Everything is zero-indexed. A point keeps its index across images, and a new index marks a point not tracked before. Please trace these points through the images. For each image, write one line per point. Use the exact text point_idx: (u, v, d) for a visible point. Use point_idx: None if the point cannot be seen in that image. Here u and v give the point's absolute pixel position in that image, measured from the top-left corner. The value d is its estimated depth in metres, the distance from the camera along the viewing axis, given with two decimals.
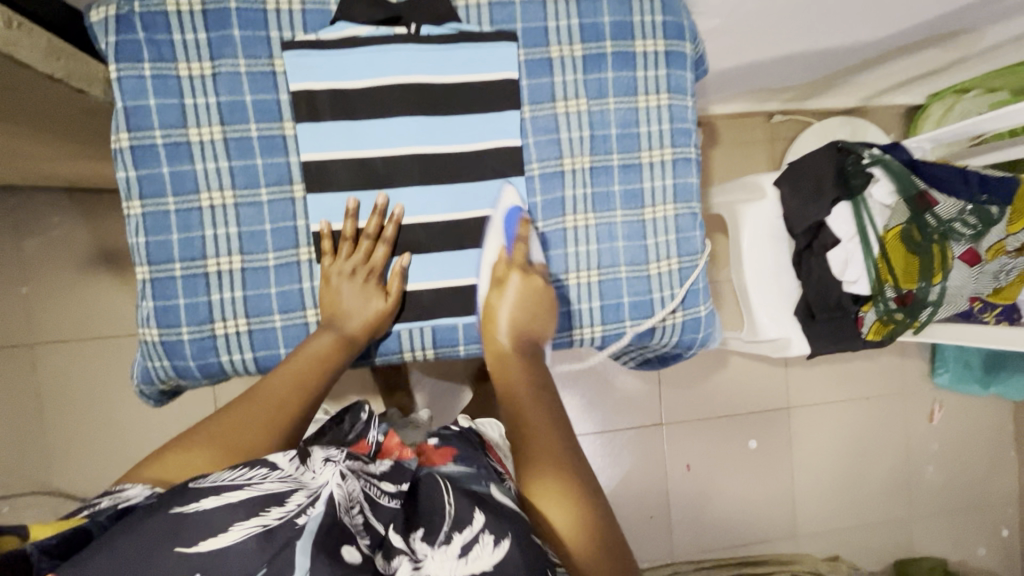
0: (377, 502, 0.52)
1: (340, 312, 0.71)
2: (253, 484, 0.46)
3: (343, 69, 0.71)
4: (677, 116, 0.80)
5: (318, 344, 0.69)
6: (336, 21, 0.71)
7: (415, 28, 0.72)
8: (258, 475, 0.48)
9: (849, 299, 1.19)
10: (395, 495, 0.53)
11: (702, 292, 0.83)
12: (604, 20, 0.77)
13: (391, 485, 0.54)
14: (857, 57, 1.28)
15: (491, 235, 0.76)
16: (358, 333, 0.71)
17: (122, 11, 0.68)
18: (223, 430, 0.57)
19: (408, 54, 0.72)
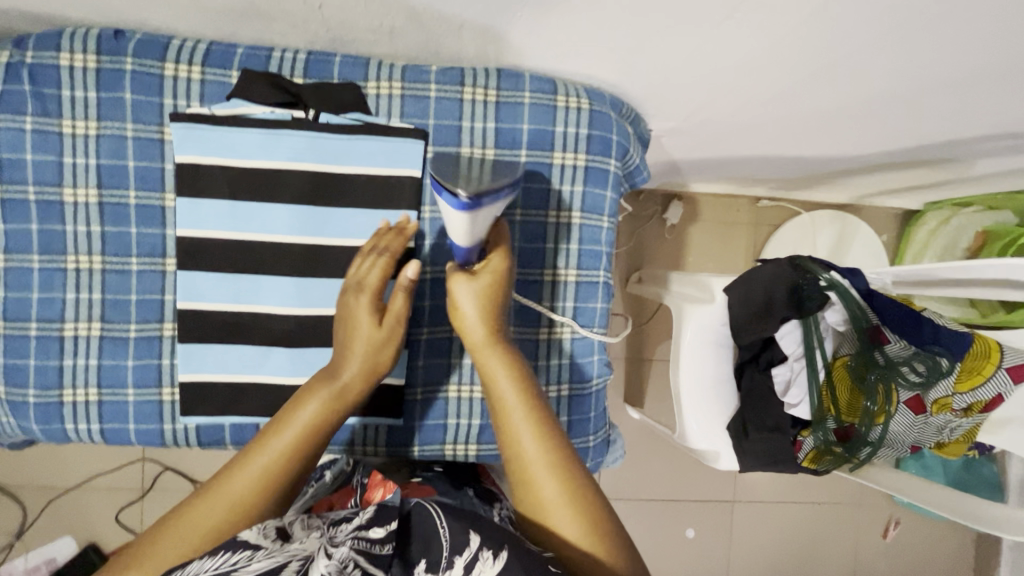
0: (372, 553, 0.46)
1: (348, 352, 0.63)
2: (241, 566, 0.43)
3: (233, 148, 0.68)
4: (588, 237, 0.75)
5: (312, 391, 0.60)
6: (232, 96, 0.69)
7: (312, 114, 0.70)
8: (244, 557, 0.44)
9: (788, 421, 1.13)
10: (386, 539, 0.47)
11: (592, 422, 0.78)
12: (522, 127, 0.73)
13: (380, 528, 0.48)
14: (838, 164, 1.22)
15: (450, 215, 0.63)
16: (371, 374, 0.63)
17: (13, 60, 0.66)
18: (207, 515, 0.51)
19: (303, 141, 0.69)
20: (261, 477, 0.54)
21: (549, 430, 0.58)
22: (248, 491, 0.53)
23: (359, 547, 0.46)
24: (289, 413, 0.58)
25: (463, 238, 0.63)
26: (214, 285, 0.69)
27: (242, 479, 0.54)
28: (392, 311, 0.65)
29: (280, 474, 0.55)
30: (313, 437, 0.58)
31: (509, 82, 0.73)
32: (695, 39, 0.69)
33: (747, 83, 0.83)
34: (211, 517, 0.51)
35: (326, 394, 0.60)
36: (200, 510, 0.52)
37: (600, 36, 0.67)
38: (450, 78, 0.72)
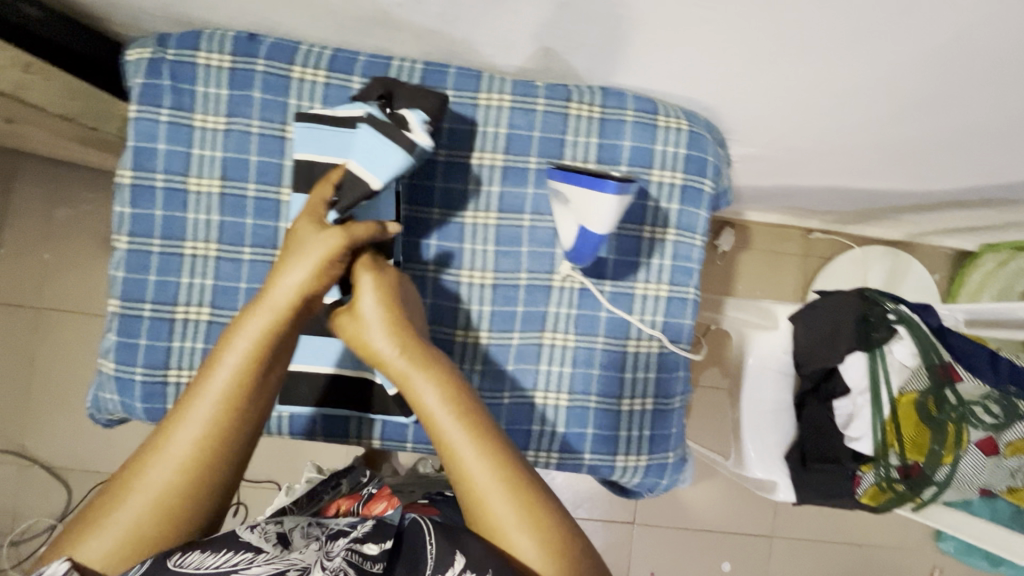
0: (362, 568, 0.46)
1: (282, 269, 0.56)
2: (241, 569, 0.45)
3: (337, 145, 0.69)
4: (682, 254, 0.76)
5: (241, 330, 0.52)
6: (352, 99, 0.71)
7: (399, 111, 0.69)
8: (245, 560, 0.46)
9: (848, 455, 1.10)
10: (378, 557, 0.47)
11: (673, 438, 0.78)
12: (623, 143, 0.76)
13: (375, 545, 0.48)
14: (903, 199, 1.23)
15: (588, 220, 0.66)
16: (303, 302, 0.55)
17: (155, 57, 0.70)
18: (163, 471, 0.47)
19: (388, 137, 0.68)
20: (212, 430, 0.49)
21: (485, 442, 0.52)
22: (195, 445, 0.48)
23: (351, 559, 0.47)
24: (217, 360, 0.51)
25: (606, 226, 0.66)
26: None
27: (185, 434, 0.48)
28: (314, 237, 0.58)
29: (236, 421, 0.50)
30: (253, 377, 0.51)
31: (613, 100, 0.76)
32: (801, 70, 0.71)
33: (836, 116, 0.84)
34: (166, 476, 0.47)
35: (263, 323, 0.53)
36: (155, 473, 0.48)
37: (709, 62, 0.70)
38: (557, 93, 0.75)
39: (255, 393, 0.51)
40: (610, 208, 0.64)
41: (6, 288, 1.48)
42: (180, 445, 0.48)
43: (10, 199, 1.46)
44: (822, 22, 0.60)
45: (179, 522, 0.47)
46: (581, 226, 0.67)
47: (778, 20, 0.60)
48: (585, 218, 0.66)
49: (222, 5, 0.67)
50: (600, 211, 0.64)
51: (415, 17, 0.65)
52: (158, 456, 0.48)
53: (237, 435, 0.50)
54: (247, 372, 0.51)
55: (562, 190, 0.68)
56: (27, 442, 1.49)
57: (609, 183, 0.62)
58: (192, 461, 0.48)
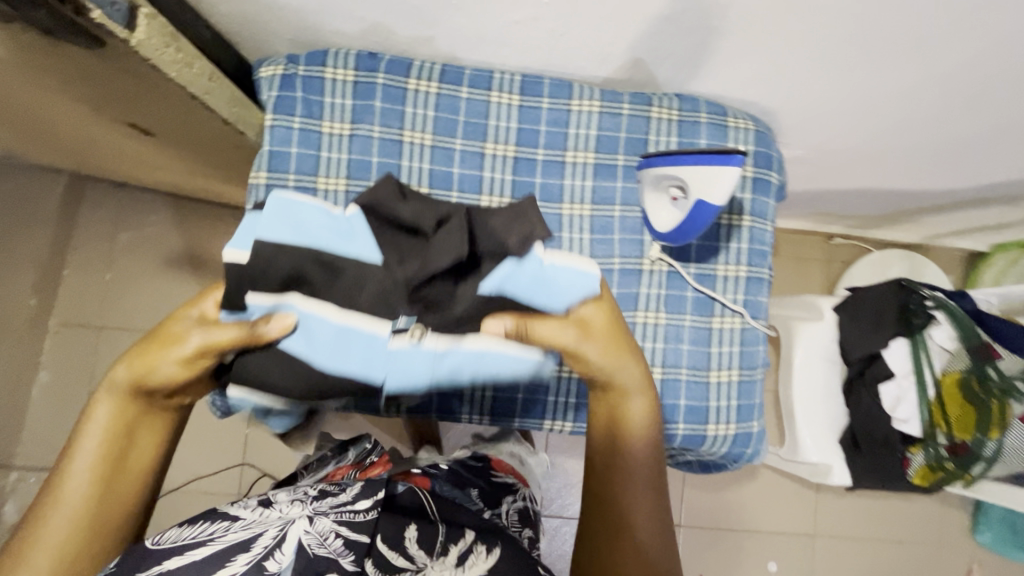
0: (354, 521, 0.58)
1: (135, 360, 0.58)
2: (218, 536, 0.55)
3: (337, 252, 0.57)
4: (757, 238, 0.85)
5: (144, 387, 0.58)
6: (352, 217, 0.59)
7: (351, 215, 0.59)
8: (221, 528, 0.56)
9: (897, 437, 1.16)
10: (369, 508, 0.59)
11: (756, 408, 0.85)
12: (700, 141, 0.85)
13: (363, 501, 0.59)
14: (925, 200, 1.33)
15: (708, 188, 0.69)
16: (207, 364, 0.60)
17: (288, 72, 0.79)
18: (73, 513, 0.54)
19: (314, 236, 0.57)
20: (124, 477, 0.58)
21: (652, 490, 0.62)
22: (96, 489, 0.56)
23: (341, 518, 0.58)
24: (116, 419, 0.58)
25: (727, 199, 0.68)
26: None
27: (85, 477, 0.56)
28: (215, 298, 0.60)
29: (137, 473, 0.59)
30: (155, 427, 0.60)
31: (689, 104, 0.85)
32: (858, 79, 0.81)
33: (880, 120, 0.94)
34: (78, 515, 0.55)
35: (111, 412, 0.58)
36: (63, 514, 0.54)
37: (779, 71, 0.79)
38: (640, 99, 0.84)
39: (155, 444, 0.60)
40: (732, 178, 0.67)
41: (70, 308, 1.53)
42: (84, 487, 0.55)
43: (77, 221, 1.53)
44: (888, 35, 0.70)
45: (92, 557, 0.55)
46: (701, 202, 0.70)
47: (850, 33, 0.70)
48: (706, 191, 0.69)
49: (353, 27, 0.76)
50: (723, 182, 0.67)
51: (526, 34, 0.74)
52: (63, 498, 0.55)
53: (139, 481, 0.59)
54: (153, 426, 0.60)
55: (676, 174, 0.72)
56: None
57: (737, 156, 0.66)
58: (104, 502, 0.56)
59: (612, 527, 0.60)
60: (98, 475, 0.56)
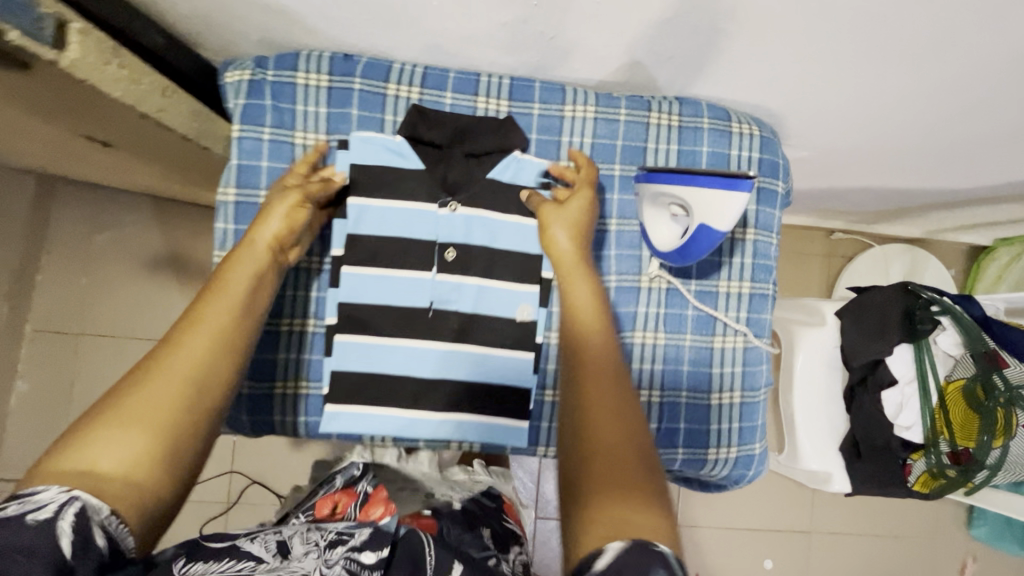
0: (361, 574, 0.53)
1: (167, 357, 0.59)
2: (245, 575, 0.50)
3: (397, 222, 0.75)
4: (761, 251, 0.80)
5: (202, 314, 0.57)
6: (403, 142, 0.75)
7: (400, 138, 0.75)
8: (247, 567, 0.52)
9: (899, 443, 1.14)
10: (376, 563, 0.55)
11: (759, 430, 0.81)
12: (702, 149, 0.80)
13: (371, 553, 0.55)
14: (932, 197, 1.28)
15: (710, 215, 0.65)
16: (258, 294, 0.63)
17: (256, 78, 0.73)
18: (136, 415, 0.48)
19: (375, 158, 0.75)
20: (179, 384, 0.51)
21: (620, 395, 0.55)
22: (177, 393, 0.51)
23: (350, 566, 0.54)
24: (179, 339, 0.54)
25: (731, 225, 0.65)
26: (407, 274, 0.75)
27: (168, 384, 0.51)
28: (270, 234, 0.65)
29: (205, 362, 0.54)
30: (217, 350, 0.55)
31: (690, 108, 0.80)
32: (873, 81, 0.75)
33: (891, 122, 0.89)
34: (150, 408, 0.49)
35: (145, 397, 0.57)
36: (122, 419, 0.47)
37: (788, 74, 0.74)
38: (638, 103, 0.79)
39: (215, 355, 0.55)
40: (737, 206, 0.64)
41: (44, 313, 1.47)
42: (162, 392, 0.50)
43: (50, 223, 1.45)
44: (908, 37, 0.64)
45: (143, 480, 0.45)
46: (703, 226, 0.66)
47: (868, 35, 0.64)
48: (707, 216, 0.65)
49: (326, 28, 0.70)
50: (729, 208, 0.63)
51: (516, 36, 0.68)
52: (126, 405, 0.48)
53: (202, 395, 0.52)
54: (211, 341, 0.55)
55: (676, 193, 0.67)
56: None
57: (745, 181, 0.63)
58: (171, 412, 0.49)
59: (580, 444, 0.51)
60: (176, 387, 0.51)
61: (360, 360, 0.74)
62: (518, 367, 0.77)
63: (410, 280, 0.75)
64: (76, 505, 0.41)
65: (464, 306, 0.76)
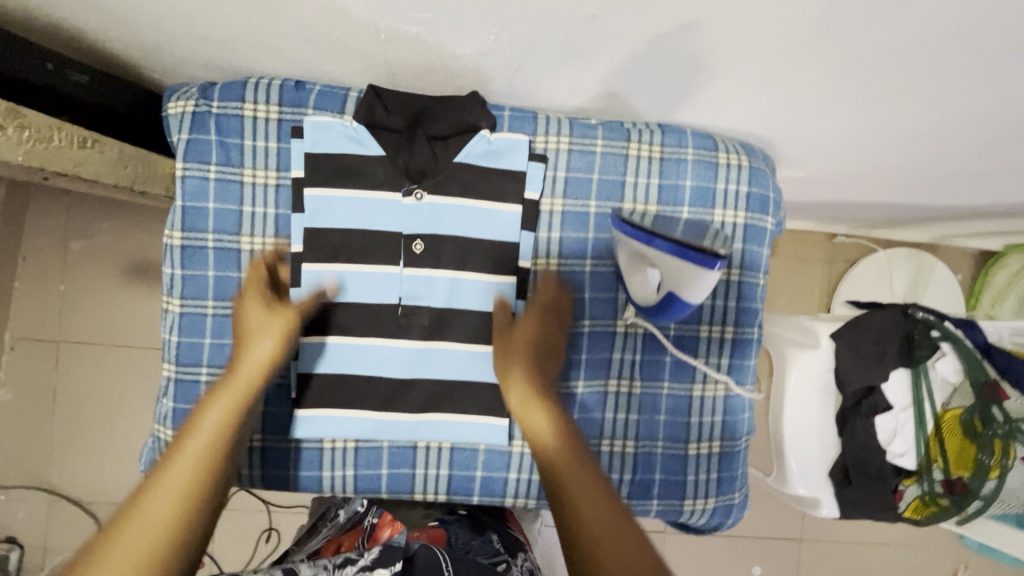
0: None
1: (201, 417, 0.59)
2: None
3: (359, 213, 0.68)
4: (747, 294, 0.74)
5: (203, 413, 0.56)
6: (361, 130, 0.68)
7: (355, 123, 0.68)
8: None
9: (891, 470, 1.10)
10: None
11: (739, 479, 0.77)
12: (685, 183, 0.74)
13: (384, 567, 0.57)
14: (939, 210, 1.21)
15: (676, 282, 0.60)
16: (261, 379, 0.60)
17: (200, 110, 0.67)
18: (141, 523, 0.47)
19: (334, 145, 0.68)
20: (182, 488, 0.50)
21: (602, 482, 0.53)
22: (180, 496, 0.50)
23: None
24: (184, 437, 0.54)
25: (700, 298, 0.60)
26: (360, 319, 0.69)
27: (171, 489, 0.50)
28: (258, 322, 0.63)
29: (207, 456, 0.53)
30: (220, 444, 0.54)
31: (673, 138, 0.73)
32: (875, 109, 0.68)
33: (895, 142, 0.82)
34: (155, 517, 0.48)
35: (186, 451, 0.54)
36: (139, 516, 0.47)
37: (778, 104, 0.67)
38: (616, 133, 0.73)
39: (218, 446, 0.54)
40: (706, 280, 0.57)
41: None
42: (165, 499, 0.49)
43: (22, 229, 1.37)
44: (914, 71, 0.58)
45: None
46: (671, 294, 0.61)
47: (868, 68, 0.58)
48: (676, 285, 0.60)
49: (273, 56, 0.64)
50: (695, 283, 0.58)
51: (479, 66, 0.62)
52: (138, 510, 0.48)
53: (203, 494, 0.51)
54: (216, 435, 0.55)
55: (648, 254, 0.63)
56: None
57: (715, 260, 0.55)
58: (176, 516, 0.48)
59: (573, 531, 0.50)
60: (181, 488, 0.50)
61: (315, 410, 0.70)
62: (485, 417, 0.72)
63: (375, 277, 0.69)
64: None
65: (437, 301, 0.70)
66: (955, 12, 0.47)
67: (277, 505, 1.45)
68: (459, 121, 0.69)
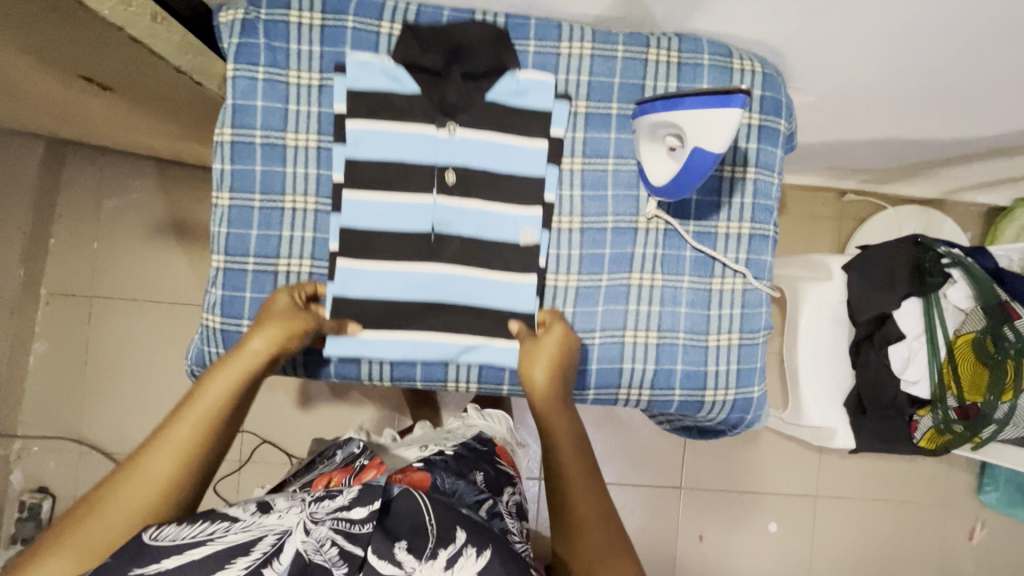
0: (351, 532, 0.51)
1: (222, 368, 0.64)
2: (218, 537, 0.49)
3: (396, 143, 0.73)
4: (762, 191, 0.78)
5: (190, 408, 0.59)
6: (399, 70, 0.73)
7: (394, 63, 0.73)
8: (221, 528, 0.50)
9: (905, 400, 1.12)
10: (367, 519, 0.52)
11: (758, 372, 0.80)
12: (702, 87, 0.78)
13: (361, 509, 0.52)
14: (946, 150, 1.24)
15: (702, 136, 0.63)
16: (248, 386, 0.63)
17: (249, 17, 0.72)
18: (120, 503, 0.53)
19: (371, 83, 0.73)
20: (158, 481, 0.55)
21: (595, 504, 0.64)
22: (159, 484, 0.54)
23: (337, 526, 0.51)
24: (174, 422, 0.58)
25: (727, 143, 0.62)
26: (397, 211, 0.73)
27: (148, 478, 0.54)
28: (269, 338, 0.65)
29: (187, 444, 0.57)
30: (199, 443, 0.57)
31: (690, 44, 0.78)
32: (879, 10, 0.72)
33: (901, 59, 0.86)
34: (127, 506, 0.53)
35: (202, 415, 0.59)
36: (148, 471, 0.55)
37: (788, 5, 0.71)
38: (636, 39, 0.77)
39: (199, 442, 0.57)
40: (730, 125, 0.61)
41: (56, 277, 1.51)
42: (141, 485, 0.54)
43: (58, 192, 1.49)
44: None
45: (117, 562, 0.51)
46: (697, 150, 0.64)
47: None
48: (700, 138, 0.63)
49: None
50: (719, 127, 0.61)
51: None
52: (118, 489, 0.53)
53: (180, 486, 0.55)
54: (197, 427, 0.58)
55: (672, 121, 0.66)
56: (82, 428, 1.52)
57: (738, 96, 0.60)
58: (149, 501, 0.53)
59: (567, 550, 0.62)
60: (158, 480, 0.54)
61: (352, 299, 0.73)
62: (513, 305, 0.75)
63: (411, 205, 0.73)
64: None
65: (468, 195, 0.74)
66: None
67: (301, 456, 1.49)
68: (493, 36, 0.73)
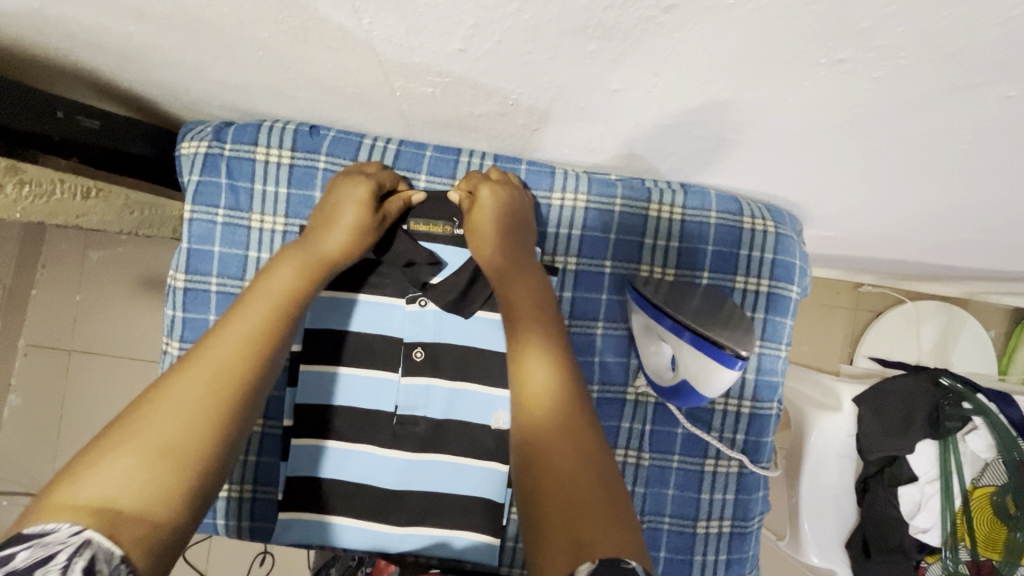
0: None
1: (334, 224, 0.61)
2: None
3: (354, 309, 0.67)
4: (766, 366, 0.71)
5: (226, 324, 0.50)
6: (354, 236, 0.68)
7: None
8: None
9: (913, 544, 0.90)
10: None
11: (750, 560, 0.73)
12: (706, 247, 0.71)
13: None
14: (980, 270, 1.13)
15: (693, 368, 0.60)
16: (299, 300, 0.56)
17: (212, 152, 0.67)
18: (151, 434, 0.42)
19: None
20: (222, 374, 0.47)
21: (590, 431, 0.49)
22: (203, 409, 0.45)
23: None
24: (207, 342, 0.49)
25: (719, 392, 0.61)
26: (358, 376, 0.67)
27: (182, 407, 0.44)
28: (335, 243, 0.61)
29: (228, 367, 0.48)
30: (243, 371, 0.48)
31: (695, 200, 0.70)
32: (916, 196, 0.62)
33: (935, 225, 0.76)
34: (158, 442, 0.42)
35: (267, 307, 0.53)
36: (191, 374, 0.46)
37: (807, 182, 0.63)
38: (637, 192, 0.70)
39: (243, 374, 0.48)
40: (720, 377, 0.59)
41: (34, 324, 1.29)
42: (176, 417, 0.43)
43: (48, 237, 1.14)
44: (957, 170, 0.52)
45: (163, 514, 0.40)
46: (684, 381, 0.62)
47: (906, 160, 0.52)
48: (692, 379, 0.60)
49: (288, 104, 0.62)
50: (715, 382, 0.59)
51: (494, 123, 0.60)
52: (144, 424, 0.43)
53: (218, 433, 0.45)
54: (240, 352, 0.49)
55: (680, 347, 0.61)
56: None
57: (734, 359, 0.57)
58: (188, 439, 0.43)
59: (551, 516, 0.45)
60: (200, 408, 0.45)
61: (302, 468, 0.67)
62: (479, 480, 0.68)
63: (370, 381, 0.67)
64: (86, 554, 0.35)
65: (434, 365, 0.68)
66: (1010, 118, 0.41)
67: None
68: None
